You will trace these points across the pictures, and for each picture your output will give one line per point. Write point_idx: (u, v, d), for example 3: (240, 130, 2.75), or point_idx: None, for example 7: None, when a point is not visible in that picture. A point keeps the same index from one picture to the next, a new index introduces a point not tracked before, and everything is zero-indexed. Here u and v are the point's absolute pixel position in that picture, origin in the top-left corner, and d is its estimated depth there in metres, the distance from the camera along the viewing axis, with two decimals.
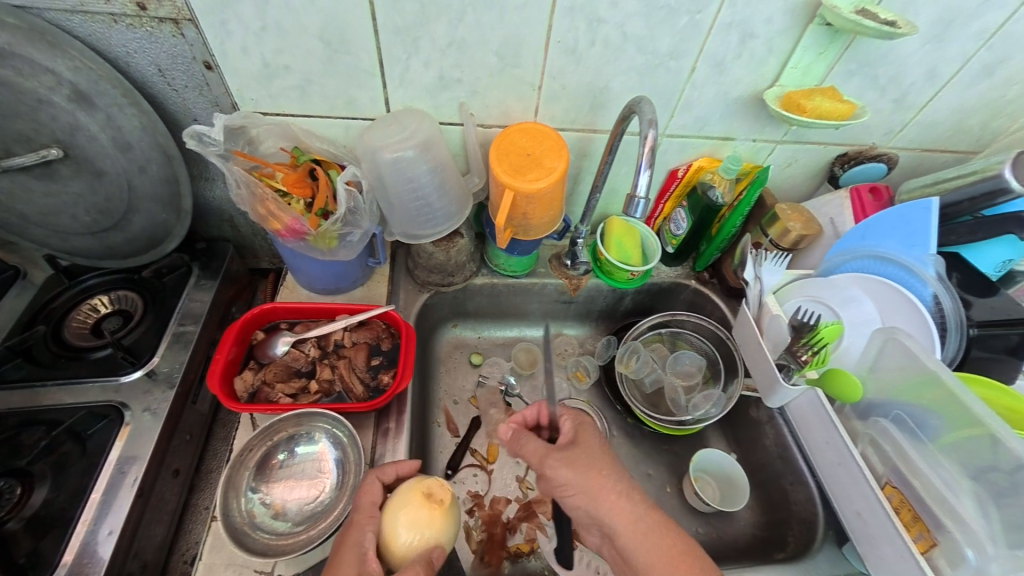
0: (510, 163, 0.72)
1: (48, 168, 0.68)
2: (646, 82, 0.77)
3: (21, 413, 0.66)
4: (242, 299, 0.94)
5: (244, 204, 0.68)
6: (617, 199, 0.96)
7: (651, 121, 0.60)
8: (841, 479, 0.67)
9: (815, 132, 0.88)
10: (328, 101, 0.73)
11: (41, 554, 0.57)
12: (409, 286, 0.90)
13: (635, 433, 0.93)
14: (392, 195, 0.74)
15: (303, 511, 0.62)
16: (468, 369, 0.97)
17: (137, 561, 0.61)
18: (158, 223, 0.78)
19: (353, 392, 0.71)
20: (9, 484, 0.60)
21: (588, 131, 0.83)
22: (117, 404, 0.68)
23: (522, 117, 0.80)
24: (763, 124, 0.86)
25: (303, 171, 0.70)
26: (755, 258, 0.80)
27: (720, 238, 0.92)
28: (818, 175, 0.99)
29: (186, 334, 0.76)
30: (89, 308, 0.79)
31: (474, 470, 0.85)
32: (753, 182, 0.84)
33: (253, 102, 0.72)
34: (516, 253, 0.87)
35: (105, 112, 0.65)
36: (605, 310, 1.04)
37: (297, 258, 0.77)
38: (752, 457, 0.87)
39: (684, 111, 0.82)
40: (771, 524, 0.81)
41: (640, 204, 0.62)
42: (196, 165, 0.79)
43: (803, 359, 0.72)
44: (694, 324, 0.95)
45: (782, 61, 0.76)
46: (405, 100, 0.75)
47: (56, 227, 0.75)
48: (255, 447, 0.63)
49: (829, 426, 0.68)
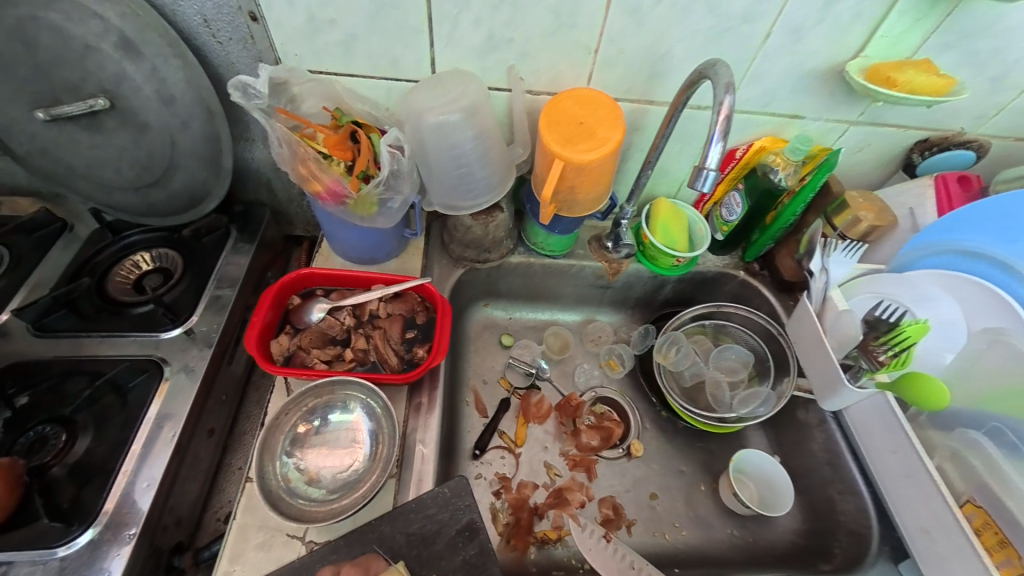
0: (560, 132, 0.67)
1: (94, 119, 0.68)
2: (713, 48, 0.70)
3: (66, 362, 0.67)
4: (277, 265, 0.92)
5: (284, 163, 0.66)
6: (666, 179, 0.90)
7: (728, 87, 0.55)
8: (907, 491, 0.66)
9: (895, 112, 0.78)
10: (372, 60, 0.69)
11: (83, 501, 0.58)
12: (443, 261, 0.87)
13: (669, 427, 0.88)
14: (434, 161, 0.71)
15: (338, 480, 0.61)
16: (497, 350, 0.94)
17: (172, 516, 0.62)
18: (197, 182, 0.76)
19: (387, 363, 0.69)
20: (56, 430, 0.62)
21: (643, 102, 0.77)
22: (157, 359, 0.68)
23: (574, 84, 0.74)
24: (838, 103, 0.78)
25: (345, 133, 0.67)
26: (822, 248, 0.77)
27: (776, 227, 0.85)
28: (890, 164, 0.89)
29: (223, 297, 0.76)
30: (131, 264, 0.79)
31: (501, 452, 0.83)
32: (821, 166, 0.76)
33: (297, 59, 0.69)
34: (556, 231, 0.82)
35: (150, 63, 0.63)
36: (643, 298, 0.98)
37: (335, 224, 0.75)
38: (796, 461, 0.82)
39: (751, 84, 0.75)
40: (815, 533, 0.77)
41: (709, 176, 0.56)
42: (236, 125, 0.78)
43: (881, 360, 0.69)
44: (743, 317, 0.89)
45: (871, 28, 0.68)
46: (451, 62, 0.70)
47: (103, 181, 0.75)
48: (291, 411, 0.63)
49: (900, 435, 0.67)
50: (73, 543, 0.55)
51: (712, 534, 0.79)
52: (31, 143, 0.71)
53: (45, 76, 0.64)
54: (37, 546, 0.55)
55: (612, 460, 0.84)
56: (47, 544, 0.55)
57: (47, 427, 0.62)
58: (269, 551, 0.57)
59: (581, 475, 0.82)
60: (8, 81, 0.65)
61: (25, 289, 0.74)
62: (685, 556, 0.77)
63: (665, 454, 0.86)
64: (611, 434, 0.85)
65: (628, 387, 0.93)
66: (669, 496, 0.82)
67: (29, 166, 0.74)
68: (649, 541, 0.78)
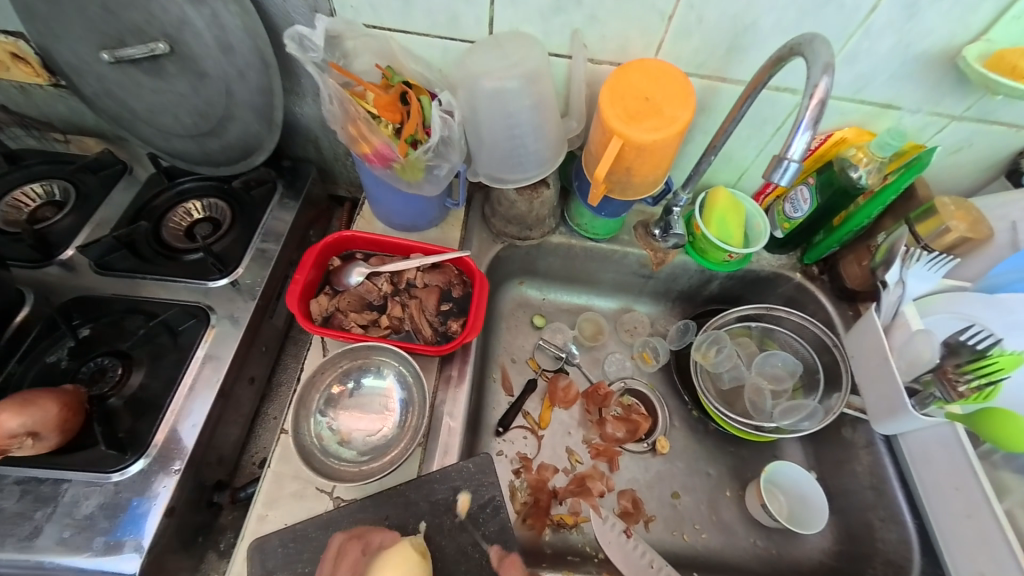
0: (624, 107, 0.62)
1: (155, 64, 0.69)
2: (807, 21, 0.61)
3: (124, 300, 0.71)
4: (320, 223, 0.92)
5: (334, 121, 0.65)
6: (729, 167, 0.83)
7: (826, 67, 0.48)
8: (965, 531, 0.62)
9: (1012, 108, 0.67)
10: (430, 16, 0.66)
11: (137, 433, 0.62)
12: (483, 234, 0.85)
13: (700, 428, 0.86)
14: (484, 131, 0.67)
15: (368, 443, 0.62)
16: (529, 330, 0.92)
17: (215, 454, 0.66)
18: (249, 134, 0.76)
19: (421, 334, 0.69)
20: (113, 362, 0.66)
21: (716, 79, 0.69)
22: (205, 306, 0.71)
23: (641, 55, 0.68)
24: (944, 93, 0.67)
25: (395, 93, 0.64)
26: (902, 258, 0.70)
27: (845, 229, 0.77)
28: (993, 167, 0.77)
29: (268, 251, 0.77)
30: (184, 212, 0.81)
31: (524, 432, 0.83)
32: (911, 166, 0.68)
33: (353, 11, 0.66)
34: (603, 214, 0.78)
35: (210, 8, 0.62)
36: (686, 292, 0.93)
37: (380, 188, 0.74)
38: (835, 480, 0.78)
39: (844, 65, 0.66)
40: (846, 556, 0.74)
41: (790, 168, 0.51)
42: (288, 78, 0.76)
43: (961, 392, 0.64)
44: (795, 324, 0.83)
45: (1005, 5, 0.57)
46: (512, 22, 0.65)
47: (162, 126, 0.77)
48: (327, 370, 0.65)
49: (967, 472, 0.62)
50: (126, 471, 0.59)
51: (734, 541, 0.78)
52: (96, 84, 0.73)
53: (112, 16, 0.64)
54: (95, 469, 0.59)
55: (637, 454, 0.83)
56: (106, 468, 0.59)
57: (106, 359, 0.66)
58: (302, 500, 0.60)
59: (603, 465, 0.82)
60: (78, 20, 0.66)
61: (90, 226, 0.78)
62: (704, 560, 0.76)
63: (691, 455, 0.84)
64: (637, 427, 0.83)
65: (660, 381, 0.90)
66: (693, 498, 0.80)
67: (95, 107, 0.76)
68: (668, 539, 0.77)
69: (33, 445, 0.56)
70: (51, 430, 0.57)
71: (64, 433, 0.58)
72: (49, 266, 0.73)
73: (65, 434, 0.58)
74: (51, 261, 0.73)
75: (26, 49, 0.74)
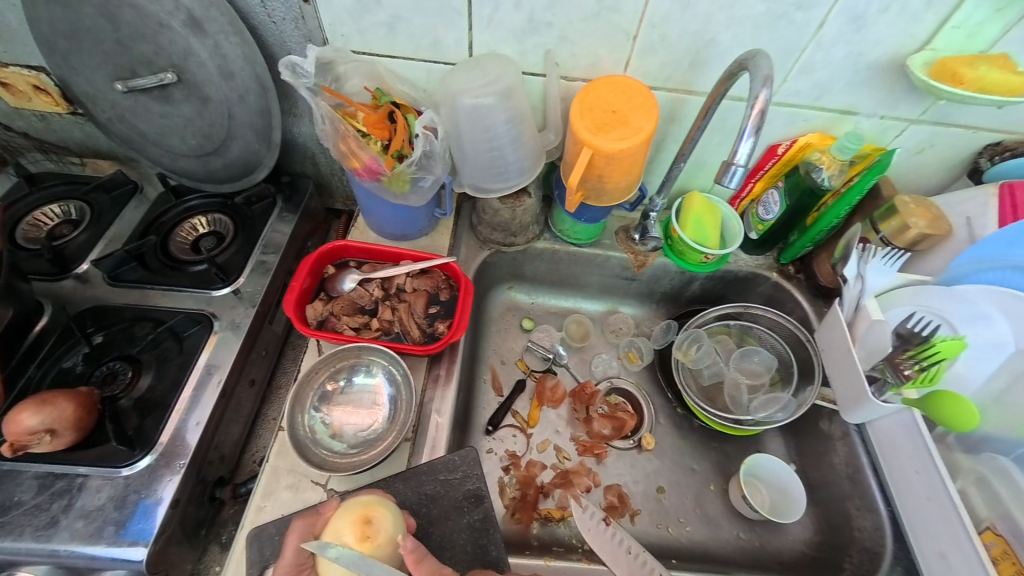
0: (593, 119, 0.67)
1: (164, 91, 0.75)
2: (762, 36, 0.66)
3: (135, 308, 0.76)
4: (319, 234, 0.98)
5: (327, 139, 0.70)
6: (702, 172, 0.87)
7: (765, 80, 0.54)
8: (928, 514, 0.64)
9: (966, 111, 0.71)
10: (414, 40, 0.71)
11: (144, 430, 0.66)
12: (471, 241, 0.89)
13: (684, 425, 0.89)
14: (467, 144, 0.72)
15: (358, 437, 0.66)
16: (518, 333, 0.96)
17: (218, 451, 0.70)
18: (250, 153, 0.82)
19: (410, 335, 0.73)
20: (124, 366, 0.71)
21: (682, 92, 0.74)
22: (209, 313, 0.76)
23: (611, 71, 0.73)
24: (898, 99, 0.72)
25: (384, 113, 0.70)
26: (861, 253, 0.73)
27: (816, 228, 0.81)
28: (955, 167, 0.81)
29: (267, 261, 0.83)
30: (190, 227, 0.87)
31: (513, 431, 0.86)
32: (872, 167, 0.72)
33: (344, 38, 0.71)
34: (583, 220, 0.82)
35: (213, 39, 0.68)
36: (669, 293, 0.97)
37: (370, 200, 0.79)
38: (815, 471, 0.81)
39: (802, 75, 0.70)
40: (826, 545, 0.76)
41: (737, 172, 0.56)
42: (286, 100, 0.82)
43: (906, 374, 0.68)
44: (771, 321, 0.87)
45: (941, 18, 0.62)
46: (489, 44, 0.71)
47: (170, 148, 0.83)
48: (321, 369, 0.69)
49: (925, 455, 0.65)
50: (135, 465, 0.63)
51: (718, 534, 0.80)
52: (111, 111, 0.79)
53: (124, 49, 0.71)
54: (107, 464, 0.63)
55: (622, 450, 0.86)
56: (116, 462, 0.64)
57: (117, 364, 0.71)
58: (298, 492, 0.64)
59: (590, 460, 0.85)
60: (95, 53, 0.72)
61: (104, 241, 0.83)
62: (688, 551, 0.78)
63: (676, 451, 0.86)
64: (623, 424, 0.86)
65: (646, 380, 0.93)
66: (677, 492, 0.83)
67: (109, 132, 0.83)
68: (653, 532, 0.79)
69: (49, 442, 0.61)
70: (67, 427, 0.61)
71: (78, 431, 0.63)
72: (65, 279, 0.79)
73: (80, 432, 0.63)
74: (67, 275, 0.79)
75: (47, 81, 0.80)
